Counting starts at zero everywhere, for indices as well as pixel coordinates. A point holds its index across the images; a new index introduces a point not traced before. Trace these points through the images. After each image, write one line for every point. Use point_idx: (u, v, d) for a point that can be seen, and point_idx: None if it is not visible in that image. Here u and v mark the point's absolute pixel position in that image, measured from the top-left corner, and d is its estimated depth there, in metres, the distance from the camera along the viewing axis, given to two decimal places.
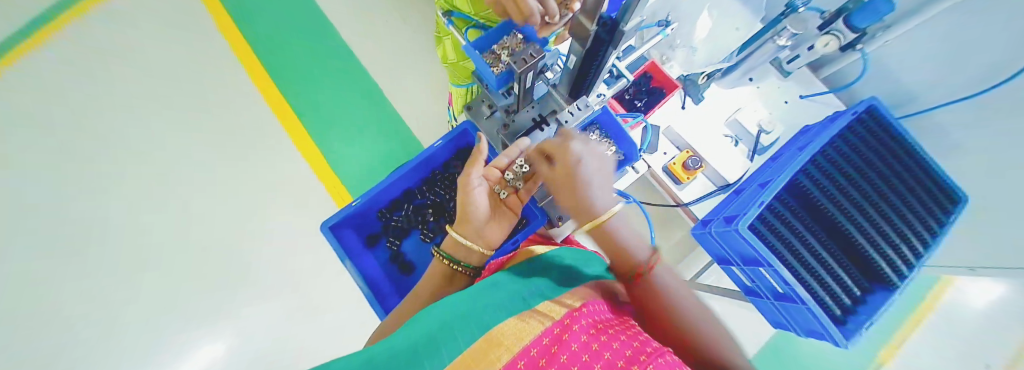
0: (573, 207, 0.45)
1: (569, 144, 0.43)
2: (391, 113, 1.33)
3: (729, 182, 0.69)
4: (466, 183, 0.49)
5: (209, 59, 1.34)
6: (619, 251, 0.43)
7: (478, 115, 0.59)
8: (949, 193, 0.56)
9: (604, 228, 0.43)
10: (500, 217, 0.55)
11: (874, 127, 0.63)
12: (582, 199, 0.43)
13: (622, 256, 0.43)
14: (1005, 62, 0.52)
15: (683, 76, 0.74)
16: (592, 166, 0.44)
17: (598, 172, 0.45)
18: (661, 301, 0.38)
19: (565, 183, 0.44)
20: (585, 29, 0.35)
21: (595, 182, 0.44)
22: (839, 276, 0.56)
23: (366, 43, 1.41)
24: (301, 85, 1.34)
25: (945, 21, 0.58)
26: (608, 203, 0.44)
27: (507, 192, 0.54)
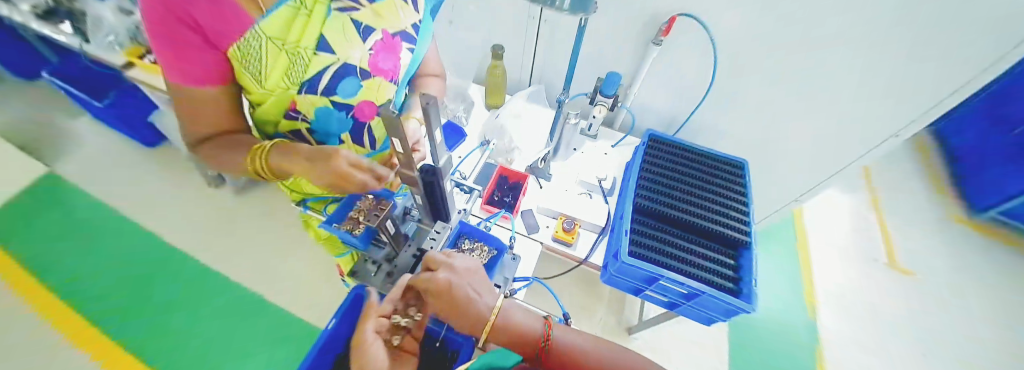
0: (467, 318, 0.42)
1: (437, 281, 0.41)
2: (255, 311, 1.18)
3: (603, 225, 0.82)
4: (360, 346, 0.42)
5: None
6: (519, 336, 0.44)
7: (366, 274, 0.55)
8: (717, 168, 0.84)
9: (506, 323, 0.44)
10: (403, 363, 0.45)
11: (662, 148, 0.87)
12: (473, 308, 0.42)
13: (522, 338, 0.44)
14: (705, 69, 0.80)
15: (529, 166, 0.91)
16: (467, 277, 0.44)
17: (475, 284, 0.44)
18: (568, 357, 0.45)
19: (452, 309, 0.42)
20: (409, 174, 0.41)
21: (478, 287, 0.44)
22: (708, 255, 0.70)
23: (245, 252, 1.30)
24: (162, 335, 1.12)
25: (656, 75, 0.88)
26: (492, 299, 0.44)
27: (401, 337, 0.46)
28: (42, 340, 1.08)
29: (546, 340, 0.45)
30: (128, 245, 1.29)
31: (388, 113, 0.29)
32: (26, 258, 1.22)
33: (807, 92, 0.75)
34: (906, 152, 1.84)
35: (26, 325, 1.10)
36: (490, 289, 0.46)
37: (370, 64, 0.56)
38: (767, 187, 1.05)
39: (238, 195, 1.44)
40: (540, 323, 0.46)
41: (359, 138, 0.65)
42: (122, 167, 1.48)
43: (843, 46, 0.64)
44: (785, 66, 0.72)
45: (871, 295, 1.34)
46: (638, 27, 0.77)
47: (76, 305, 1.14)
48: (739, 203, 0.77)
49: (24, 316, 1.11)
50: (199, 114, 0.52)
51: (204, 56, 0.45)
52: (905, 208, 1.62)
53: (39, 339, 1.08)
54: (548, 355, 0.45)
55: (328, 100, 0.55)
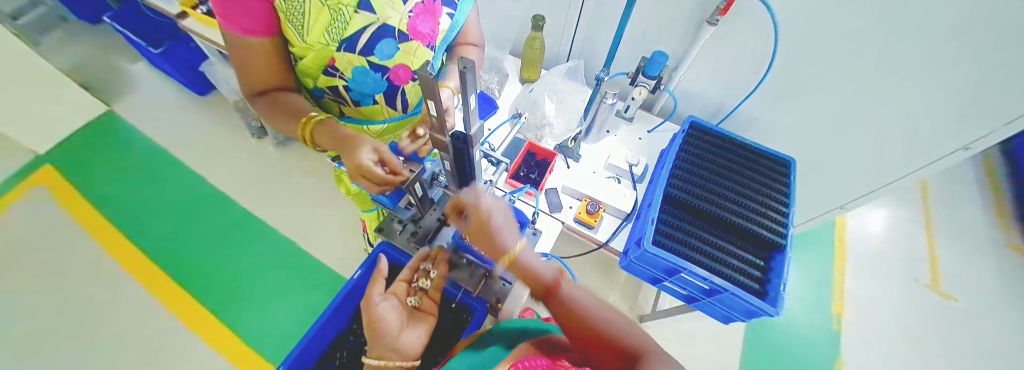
0: (489, 245, 0.43)
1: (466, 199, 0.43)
2: (288, 255, 1.27)
3: (627, 212, 0.79)
4: (369, 301, 0.45)
5: (58, 287, 1.18)
6: (532, 278, 0.43)
7: (393, 232, 0.58)
8: (762, 164, 0.79)
9: (524, 260, 0.43)
10: (414, 326, 0.47)
11: (702, 138, 0.83)
12: (493, 239, 0.42)
13: (536, 281, 0.43)
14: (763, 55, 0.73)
15: (557, 145, 0.89)
16: (497, 208, 0.44)
17: (504, 215, 0.44)
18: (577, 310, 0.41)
19: (478, 233, 0.43)
20: (440, 139, 0.40)
21: (504, 222, 0.43)
22: (736, 254, 0.67)
23: (278, 202, 1.38)
24: (203, 271, 1.22)
25: (707, 59, 0.81)
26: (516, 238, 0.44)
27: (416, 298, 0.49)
28: (101, 263, 1.21)
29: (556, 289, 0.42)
30: (176, 184, 1.40)
31: (424, 74, 0.27)
32: (89, 190, 1.34)
33: (877, 91, 0.67)
34: (973, 166, 1.67)
35: (89, 250, 1.24)
36: (514, 229, 0.45)
37: (409, 27, 0.54)
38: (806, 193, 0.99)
39: (276, 148, 1.51)
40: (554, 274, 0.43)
41: (393, 100, 0.65)
42: (172, 112, 1.58)
43: (924, 46, 0.56)
44: (854, 61, 0.65)
45: (906, 316, 1.25)
46: (692, 7, 0.71)
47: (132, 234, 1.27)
48: (778, 204, 0.73)
49: (88, 241, 1.25)
50: (242, 65, 0.53)
51: (255, 6, 0.44)
52: (961, 228, 1.48)
53: (99, 264, 1.21)
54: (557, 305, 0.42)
55: (365, 61, 0.55)
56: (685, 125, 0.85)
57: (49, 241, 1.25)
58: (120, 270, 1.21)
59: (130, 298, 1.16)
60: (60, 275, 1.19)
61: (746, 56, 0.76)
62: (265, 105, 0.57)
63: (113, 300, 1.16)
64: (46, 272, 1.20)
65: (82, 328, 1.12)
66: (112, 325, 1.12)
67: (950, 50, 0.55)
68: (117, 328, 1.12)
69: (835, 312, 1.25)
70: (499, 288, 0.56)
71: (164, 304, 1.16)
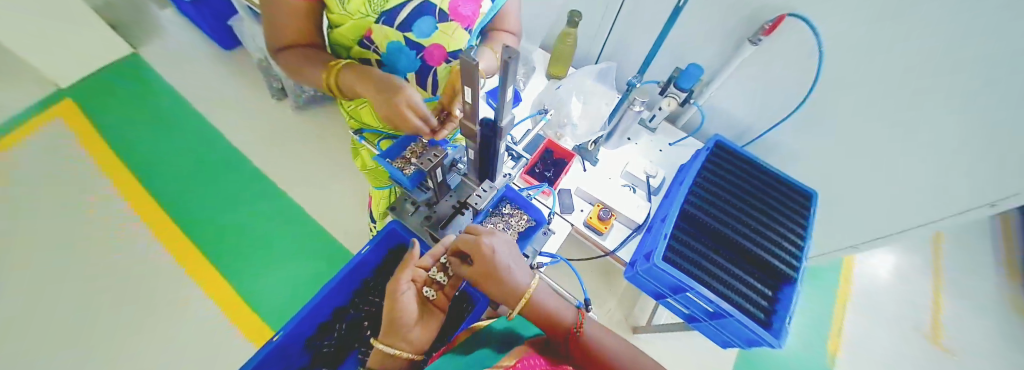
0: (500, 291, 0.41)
1: (481, 244, 0.40)
2: (292, 220, 1.28)
3: (639, 223, 0.78)
4: (394, 288, 0.43)
5: (69, 221, 1.20)
6: (551, 321, 0.43)
7: (404, 212, 0.57)
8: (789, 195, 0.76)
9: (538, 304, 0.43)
10: (428, 318, 0.45)
11: (725, 158, 0.81)
12: (504, 286, 0.41)
13: (555, 322, 0.43)
14: (802, 83, 0.71)
15: (577, 145, 0.87)
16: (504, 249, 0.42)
17: (513, 254, 0.43)
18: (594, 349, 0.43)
19: (487, 279, 0.41)
20: (470, 128, 0.39)
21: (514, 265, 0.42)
22: (745, 280, 0.65)
23: (289, 166, 1.39)
24: (209, 224, 1.24)
25: (744, 78, 0.79)
26: (527, 277, 0.43)
27: (433, 291, 0.46)
28: (112, 203, 1.24)
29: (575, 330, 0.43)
30: (191, 134, 1.41)
31: (467, 59, 0.26)
32: (107, 130, 1.36)
33: (917, 136, 0.64)
34: (997, 225, 1.61)
35: (102, 188, 1.26)
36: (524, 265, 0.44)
37: (451, 7, 0.53)
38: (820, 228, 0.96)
39: (293, 112, 1.52)
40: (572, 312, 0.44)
41: (422, 79, 0.64)
42: (195, 63, 1.59)
43: (975, 95, 0.54)
44: (898, 101, 0.62)
45: (900, 364, 1.23)
46: (737, 22, 0.69)
47: (144, 179, 1.29)
48: (795, 236, 0.71)
49: (101, 180, 1.27)
50: (279, 25, 0.52)
51: None
52: (974, 285, 1.45)
53: (110, 204, 1.24)
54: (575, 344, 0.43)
55: (402, 37, 0.54)
56: (714, 141, 0.83)
57: (64, 176, 1.27)
58: (129, 212, 1.23)
59: (135, 241, 1.19)
60: (72, 209, 1.22)
61: (784, 81, 0.73)
62: (293, 66, 0.56)
63: (120, 240, 1.19)
64: (58, 204, 1.23)
65: (87, 263, 1.14)
66: (116, 263, 1.15)
67: (1004, 104, 0.52)
68: (120, 268, 1.15)
69: (831, 350, 1.23)
70: None
71: (168, 251, 1.18)
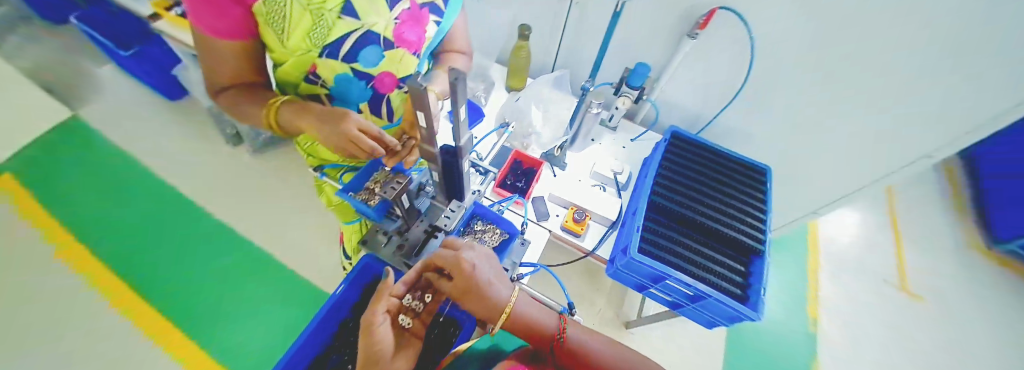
0: (484, 307, 0.42)
1: (460, 259, 0.40)
2: (265, 268, 1.22)
3: (613, 219, 0.81)
4: (370, 324, 0.41)
5: (9, 305, 1.09)
6: (532, 330, 0.44)
7: (377, 244, 0.54)
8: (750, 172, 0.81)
9: (520, 315, 0.43)
10: (404, 348, 0.44)
11: (683, 146, 0.85)
12: (489, 301, 0.41)
13: (536, 332, 0.44)
14: (740, 68, 0.76)
15: (544, 153, 0.90)
16: (486, 263, 0.43)
17: (493, 266, 0.44)
18: (577, 352, 0.44)
19: (469, 294, 0.41)
20: (429, 151, 0.39)
21: (494, 277, 0.43)
22: (719, 260, 0.68)
23: (257, 212, 1.33)
24: (174, 286, 1.16)
25: (688, 69, 0.84)
26: (508, 289, 0.44)
27: (410, 318, 0.46)
28: (59, 278, 1.14)
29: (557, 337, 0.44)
30: (145, 193, 1.33)
31: (414, 84, 0.27)
32: (46, 201, 1.26)
33: (846, 104, 0.71)
34: (936, 175, 1.76)
35: (48, 264, 1.15)
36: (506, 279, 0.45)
37: (395, 34, 0.54)
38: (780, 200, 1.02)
39: (255, 155, 1.47)
40: (553, 318, 0.46)
41: (377, 108, 0.64)
42: (142, 117, 1.51)
43: (886, 61, 0.60)
44: (826, 73, 0.68)
45: (876, 316, 1.31)
46: (675, 20, 0.74)
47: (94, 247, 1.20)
48: (756, 211, 0.75)
49: (45, 256, 1.16)
50: (219, 68, 0.51)
51: (230, 11, 0.42)
52: (925, 232, 1.57)
53: (57, 281, 1.13)
54: (559, 351, 0.44)
55: (349, 67, 0.54)
56: (673, 131, 0.87)
57: (0, 258, 1.15)
58: (80, 286, 1.13)
59: (90, 317, 1.09)
60: (12, 292, 1.11)
61: (724, 69, 0.78)
62: (242, 107, 0.55)
63: (71, 319, 1.08)
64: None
65: (35, 351, 1.03)
66: (68, 344, 1.05)
67: (916, 63, 0.58)
68: (75, 350, 1.04)
69: (812, 313, 1.29)
70: None
71: (129, 322, 1.09)
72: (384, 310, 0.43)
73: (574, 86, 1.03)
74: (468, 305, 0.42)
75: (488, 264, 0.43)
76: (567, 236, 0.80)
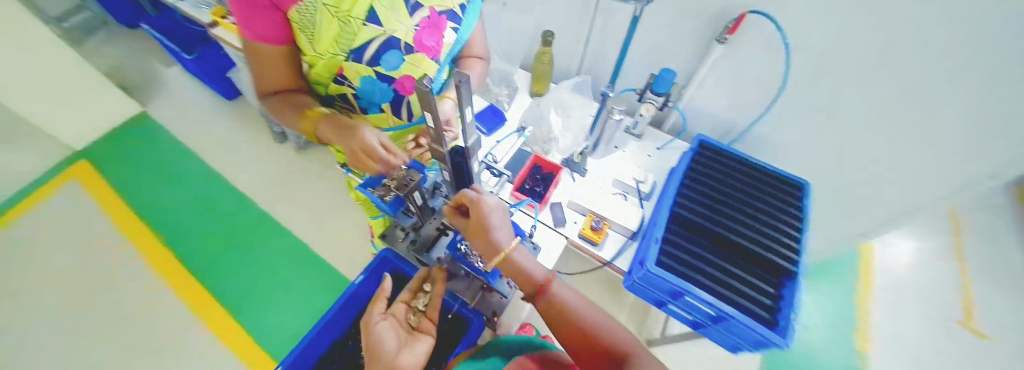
0: (485, 241, 0.44)
1: (479, 200, 0.43)
2: (298, 256, 1.30)
3: (634, 230, 0.78)
4: (368, 322, 0.47)
5: (80, 278, 1.23)
6: (522, 277, 0.44)
7: (395, 238, 0.59)
8: (787, 182, 0.77)
9: (513, 262, 0.44)
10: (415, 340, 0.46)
11: (710, 157, 0.82)
12: (489, 241, 0.43)
13: (527, 281, 0.44)
14: (772, 75, 0.72)
15: (564, 159, 0.89)
16: (497, 208, 0.45)
17: (503, 214, 0.45)
18: (563, 315, 0.42)
19: (474, 229, 0.44)
20: (439, 151, 0.40)
21: (500, 223, 0.44)
22: (746, 279, 0.64)
23: (292, 205, 1.42)
24: (217, 269, 1.26)
25: (718, 75, 0.80)
26: (509, 237, 0.44)
27: (416, 317, 0.50)
28: (123, 256, 1.28)
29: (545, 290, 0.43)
30: (200, 184, 1.47)
31: (421, 87, 0.28)
32: (119, 187, 1.42)
33: (895, 113, 0.64)
34: (1014, 197, 1.55)
35: (115, 243, 1.30)
36: (510, 229, 0.46)
37: (415, 40, 0.56)
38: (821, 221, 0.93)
39: (294, 153, 1.57)
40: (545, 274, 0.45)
41: (398, 109, 0.67)
42: (200, 115, 1.67)
43: (939, 67, 0.55)
44: (867, 80, 0.63)
45: (936, 354, 1.16)
46: (703, 24, 0.71)
47: (154, 231, 1.33)
48: (790, 229, 0.69)
49: (114, 235, 1.31)
50: (261, 73, 0.56)
51: (272, 20, 0.47)
52: (1000, 263, 1.38)
53: (120, 258, 1.27)
54: (542, 303, 0.44)
55: (372, 71, 0.57)
56: (701, 139, 0.84)
57: (77, 233, 1.32)
58: (140, 263, 1.26)
59: (147, 291, 1.22)
60: (84, 266, 1.25)
61: (756, 75, 0.74)
62: (277, 108, 0.59)
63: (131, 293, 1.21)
64: (72, 261, 1.26)
65: (100, 318, 1.16)
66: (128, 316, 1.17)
67: (981, 71, 0.51)
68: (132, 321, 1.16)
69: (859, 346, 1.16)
70: (497, 301, 0.59)
71: (180, 298, 1.20)
72: (385, 315, 0.48)
73: (596, 91, 1.02)
74: (472, 240, 0.45)
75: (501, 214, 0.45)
76: (584, 244, 0.78)
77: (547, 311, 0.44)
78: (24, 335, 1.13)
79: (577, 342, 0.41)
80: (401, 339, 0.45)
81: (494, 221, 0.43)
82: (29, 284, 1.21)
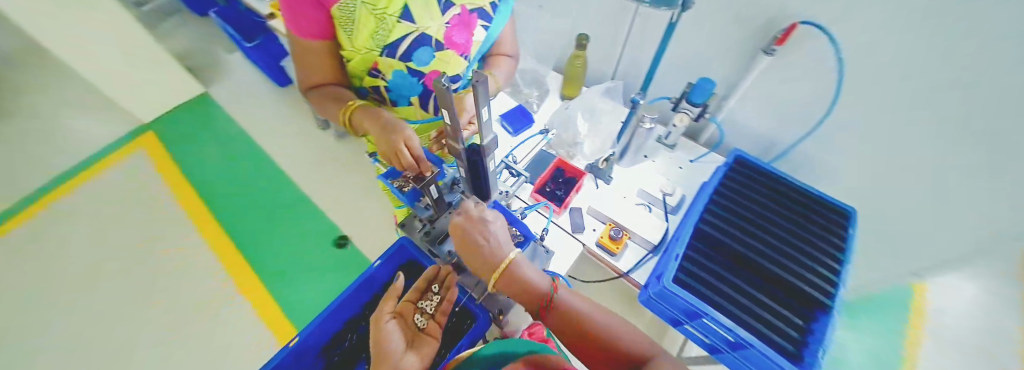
0: (480, 258, 0.47)
1: (463, 221, 0.48)
2: (328, 236, 1.38)
3: (656, 244, 0.75)
4: (378, 319, 0.49)
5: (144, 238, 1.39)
6: (525, 289, 0.45)
7: (413, 228, 0.61)
8: (834, 207, 0.70)
9: (514, 273, 0.46)
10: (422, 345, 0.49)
11: (746, 173, 0.77)
12: (484, 255, 0.46)
13: (532, 292, 0.45)
14: (823, 90, 0.66)
15: (589, 164, 0.87)
16: (486, 224, 0.49)
17: (494, 228, 0.48)
18: (573, 322, 0.44)
19: (467, 247, 0.47)
20: (455, 147, 0.41)
21: (493, 237, 0.47)
22: (773, 308, 0.59)
23: (326, 188, 1.51)
24: (256, 241, 1.37)
25: (761, 87, 0.75)
26: (506, 249, 0.47)
27: (424, 317, 0.52)
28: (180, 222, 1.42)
29: (550, 300, 0.45)
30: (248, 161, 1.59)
31: (439, 85, 0.29)
32: (181, 160, 1.58)
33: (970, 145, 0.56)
34: None
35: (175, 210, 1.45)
36: (507, 241, 0.48)
37: (445, 36, 0.58)
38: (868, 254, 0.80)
39: (333, 139, 1.66)
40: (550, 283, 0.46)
41: (426, 103, 0.69)
42: (255, 99, 1.81)
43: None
44: (935, 104, 0.55)
45: None
46: (748, 33, 0.67)
47: (207, 201, 1.47)
48: (829, 258, 0.63)
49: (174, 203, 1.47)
50: (303, 64, 0.60)
51: (314, 16, 0.51)
52: None
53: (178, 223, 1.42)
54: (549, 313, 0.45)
55: (403, 66, 0.59)
56: (738, 155, 0.79)
57: (145, 198, 1.48)
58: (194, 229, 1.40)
59: (197, 254, 1.35)
60: (148, 228, 1.41)
61: (806, 90, 0.68)
62: (315, 98, 0.63)
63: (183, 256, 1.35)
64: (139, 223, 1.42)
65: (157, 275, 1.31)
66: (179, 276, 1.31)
67: None
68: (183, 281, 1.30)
69: None
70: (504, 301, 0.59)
71: (224, 264, 1.33)
72: (394, 315, 0.50)
73: (628, 97, 0.99)
74: (467, 259, 0.48)
75: (489, 228, 0.48)
76: (602, 253, 0.77)
77: (552, 320, 0.45)
78: (94, 282, 1.30)
79: (580, 342, 0.43)
80: (406, 343, 0.48)
81: (485, 234, 0.47)
82: (102, 238, 1.39)
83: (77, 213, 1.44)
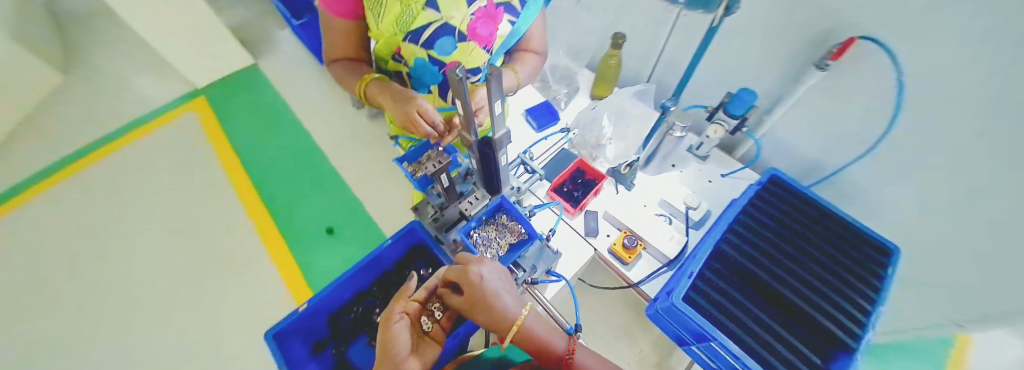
0: (490, 318, 0.44)
1: (474, 275, 0.43)
2: (352, 210, 1.45)
3: (672, 257, 0.72)
4: (388, 319, 0.49)
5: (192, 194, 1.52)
6: (541, 344, 0.45)
7: (426, 213, 0.63)
8: (878, 244, 0.63)
9: (529, 331, 0.45)
10: (424, 349, 0.49)
11: (780, 195, 0.72)
12: (495, 313, 0.43)
13: (546, 350, 0.44)
14: (876, 112, 0.60)
15: (611, 168, 0.84)
16: (497, 279, 0.46)
17: (503, 281, 0.47)
18: None
19: (476, 305, 0.43)
20: (467, 139, 0.41)
21: (505, 291, 0.45)
22: (791, 344, 0.54)
23: (354, 165, 1.57)
24: (288, 207, 1.46)
25: (810, 105, 0.69)
26: (517, 306, 0.46)
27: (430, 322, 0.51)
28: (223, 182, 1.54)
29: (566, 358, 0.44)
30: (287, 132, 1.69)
31: (455, 75, 0.29)
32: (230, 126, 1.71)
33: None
34: None
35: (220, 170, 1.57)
36: (515, 296, 0.47)
37: (469, 28, 0.57)
38: (907, 293, 0.70)
39: (366, 118, 1.72)
40: (563, 340, 0.46)
41: (444, 92, 0.69)
42: (298, 74, 1.91)
43: None
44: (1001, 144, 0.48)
45: None
46: (800, 44, 0.61)
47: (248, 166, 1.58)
48: (862, 298, 0.57)
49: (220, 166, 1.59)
50: (334, 41, 0.63)
51: None
52: None
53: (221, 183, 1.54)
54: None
55: (426, 54, 0.60)
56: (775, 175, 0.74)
57: (196, 157, 1.61)
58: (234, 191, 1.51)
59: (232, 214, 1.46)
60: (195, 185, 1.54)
61: (856, 112, 0.62)
62: (341, 73, 0.65)
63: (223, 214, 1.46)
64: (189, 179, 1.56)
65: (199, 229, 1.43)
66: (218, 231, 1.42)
67: None
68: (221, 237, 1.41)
69: None
70: None
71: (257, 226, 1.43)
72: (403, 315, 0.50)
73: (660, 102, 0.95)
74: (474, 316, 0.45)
75: (501, 282, 0.46)
76: (614, 261, 0.75)
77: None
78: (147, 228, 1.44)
79: None
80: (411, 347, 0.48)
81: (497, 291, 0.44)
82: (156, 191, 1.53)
83: (137, 167, 1.59)
